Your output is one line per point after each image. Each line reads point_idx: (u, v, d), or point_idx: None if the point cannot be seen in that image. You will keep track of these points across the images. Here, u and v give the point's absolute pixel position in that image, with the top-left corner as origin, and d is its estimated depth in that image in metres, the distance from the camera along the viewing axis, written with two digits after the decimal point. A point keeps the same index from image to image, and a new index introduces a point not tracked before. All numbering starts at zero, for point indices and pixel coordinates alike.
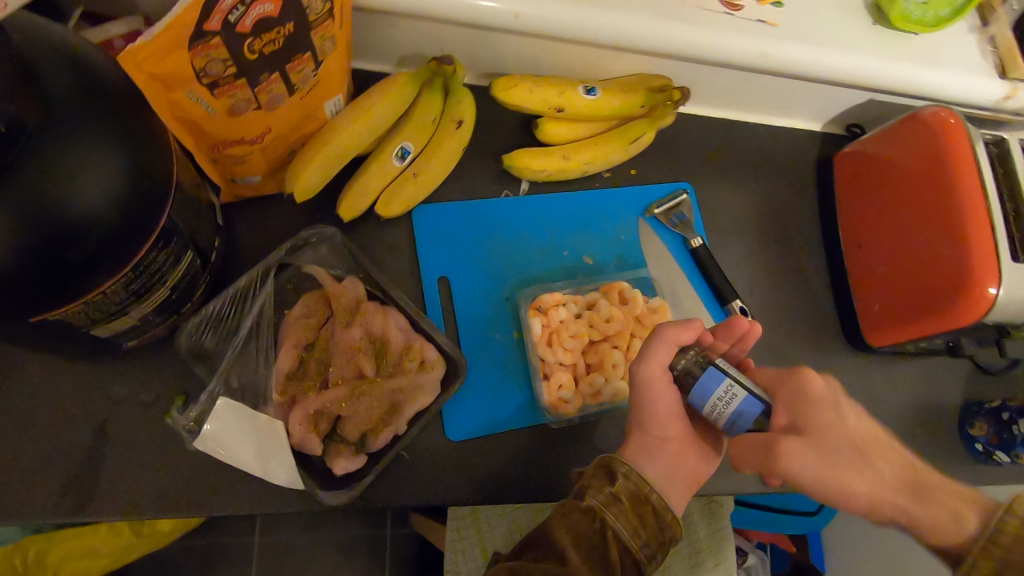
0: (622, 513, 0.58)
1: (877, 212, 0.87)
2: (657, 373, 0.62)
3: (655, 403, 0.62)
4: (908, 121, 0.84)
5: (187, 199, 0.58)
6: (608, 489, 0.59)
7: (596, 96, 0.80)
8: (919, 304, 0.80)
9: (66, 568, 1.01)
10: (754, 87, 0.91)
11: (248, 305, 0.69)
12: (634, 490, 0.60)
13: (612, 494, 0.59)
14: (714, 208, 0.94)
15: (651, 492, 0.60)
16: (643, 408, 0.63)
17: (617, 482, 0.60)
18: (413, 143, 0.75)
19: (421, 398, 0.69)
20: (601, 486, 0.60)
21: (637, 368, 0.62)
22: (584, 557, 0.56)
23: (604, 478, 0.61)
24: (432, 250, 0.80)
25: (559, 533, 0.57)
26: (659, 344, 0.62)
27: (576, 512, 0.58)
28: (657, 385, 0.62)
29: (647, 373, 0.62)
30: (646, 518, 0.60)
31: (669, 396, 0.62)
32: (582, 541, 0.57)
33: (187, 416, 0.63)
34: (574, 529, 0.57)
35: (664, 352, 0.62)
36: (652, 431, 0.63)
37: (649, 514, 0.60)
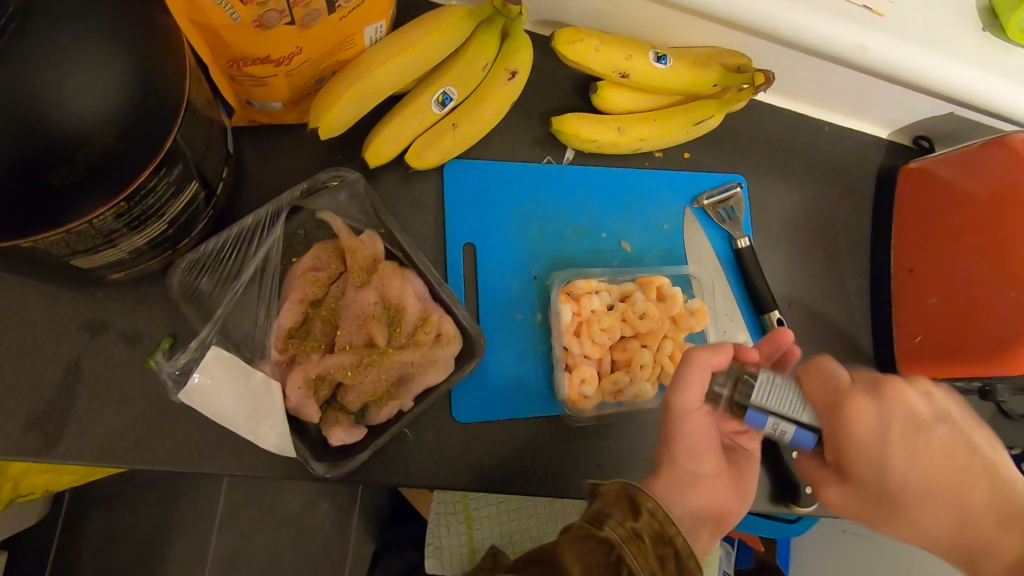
0: (642, 553, 0.51)
1: (939, 238, 0.81)
2: (693, 404, 0.59)
3: (690, 435, 0.59)
4: (986, 145, 0.77)
5: (197, 121, 0.49)
6: (630, 523, 0.52)
7: (666, 66, 0.71)
8: (968, 344, 0.75)
9: (27, 481, 0.91)
10: (832, 80, 0.82)
11: (252, 248, 0.61)
12: (657, 529, 0.53)
13: (633, 529, 0.52)
14: (764, 206, 0.87)
15: (674, 532, 0.53)
16: (674, 440, 0.60)
17: (640, 516, 0.53)
18: (456, 89, 0.67)
19: (433, 374, 0.63)
20: (622, 518, 0.53)
21: (671, 397, 0.59)
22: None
23: (626, 509, 0.54)
24: (461, 212, 0.72)
25: (568, 563, 0.50)
26: (693, 372, 0.58)
27: (590, 540, 0.51)
28: (691, 415, 0.59)
29: (683, 402, 0.58)
30: (666, 564, 0.52)
31: (702, 427, 0.60)
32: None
33: (175, 364, 0.56)
34: (586, 559, 0.50)
35: (700, 381, 0.58)
36: (682, 463, 0.59)
37: (671, 561, 0.52)
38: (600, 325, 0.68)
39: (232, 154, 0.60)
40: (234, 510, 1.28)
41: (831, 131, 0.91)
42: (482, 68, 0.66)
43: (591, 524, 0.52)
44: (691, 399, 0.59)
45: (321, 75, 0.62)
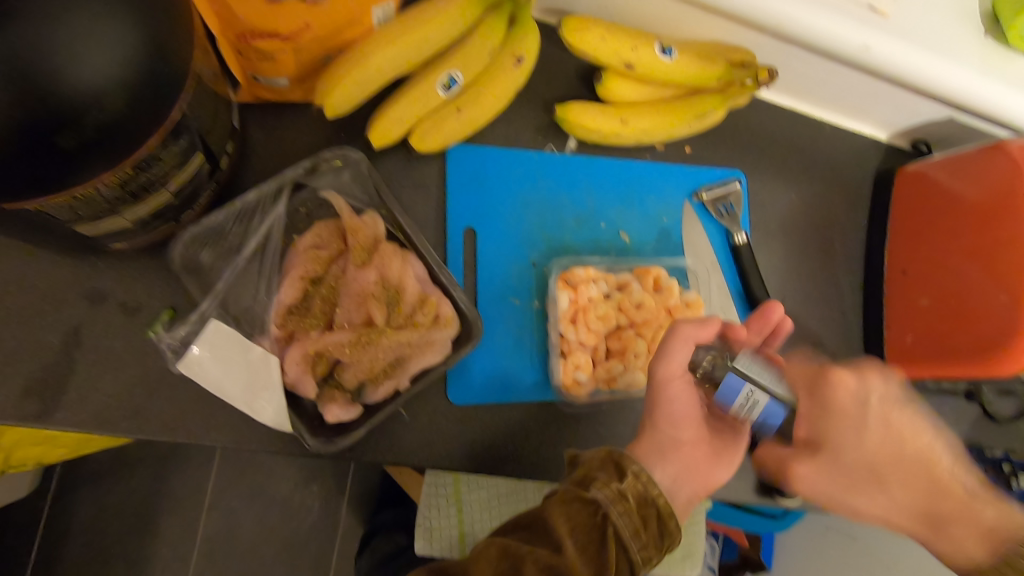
0: (627, 512, 0.54)
1: (933, 242, 0.82)
2: (675, 371, 0.61)
3: (673, 401, 0.61)
4: (982, 150, 0.78)
5: (204, 93, 0.49)
6: (615, 485, 0.55)
7: (671, 59, 0.72)
8: (957, 345, 0.77)
9: (19, 453, 0.91)
10: (835, 80, 0.83)
11: (254, 224, 0.62)
12: (642, 490, 0.56)
13: (618, 490, 0.55)
14: (762, 203, 0.88)
15: (657, 495, 0.56)
16: (658, 407, 0.61)
17: (626, 479, 0.56)
18: (463, 73, 0.66)
19: (429, 355, 0.64)
20: (608, 480, 0.56)
21: (658, 364, 0.61)
22: (580, 551, 0.52)
23: (612, 472, 0.57)
24: (463, 197, 0.72)
25: (558, 522, 0.53)
26: (679, 340, 0.60)
27: (578, 501, 0.54)
28: (673, 383, 0.61)
29: (666, 372, 0.60)
30: (649, 522, 0.56)
31: (684, 396, 0.61)
32: (580, 533, 0.53)
33: (174, 335, 0.57)
34: (573, 518, 0.54)
35: (685, 350, 0.60)
36: (662, 430, 0.61)
37: (654, 518, 0.56)
38: (596, 313, 0.69)
39: (237, 129, 0.60)
40: (225, 489, 1.28)
41: (831, 131, 0.92)
42: (490, 53, 0.66)
43: (579, 487, 0.55)
44: (675, 368, 0.61)
45: (329, 53, 0.62)
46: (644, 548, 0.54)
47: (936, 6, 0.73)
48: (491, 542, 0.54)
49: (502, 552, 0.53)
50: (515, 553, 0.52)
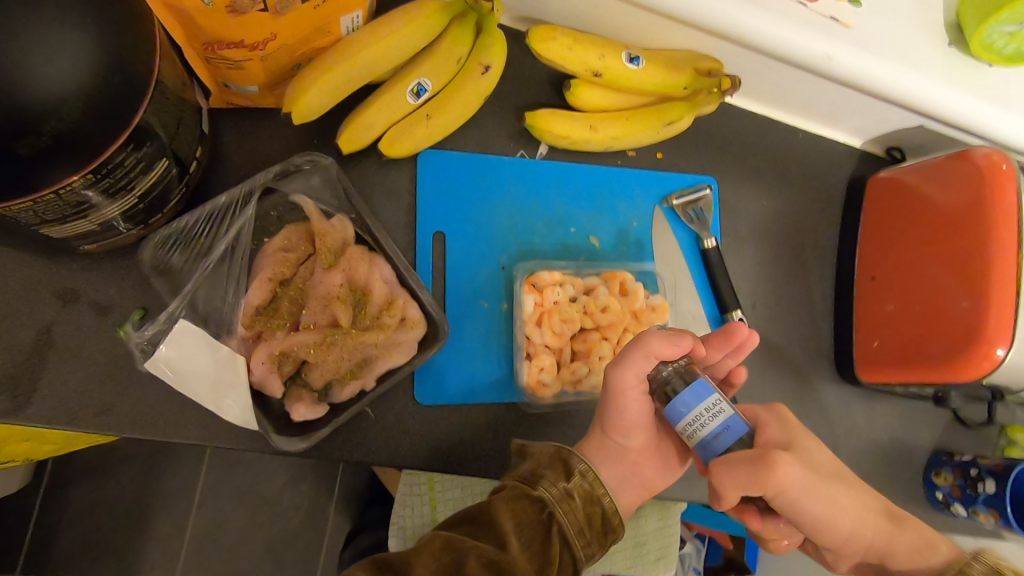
0: (571, 510, 0.57)
1: (900, 249, 0.83)
2: (631, 382, 0.60)
3: (626, 410, 0.61)
4: (949, 158, 0.80)
5: (168, 100, 0.51)
6: (562, 483, 0.58)
7: (638, 67, 0.73)
8: (921, 351, 0.78)
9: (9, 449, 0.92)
10: (805, 88, 0.84)
11: (223, 226, 0.63)
12: (587, 489, 0.59)
13: (565, 489, 0.58)
14: (734, 209, 0.89)
15: (602, 493, 0.59)
16: (611, 415, 0.61)
17: (572, 478, 0.59)
18: (431, 81, 0.68)
19: (395, 356, 0.65)
20: (555, 478, 0.58)
21: (613, 374, 0.59)
22: (524, 546, 0.54)
23: (559, 470, 0.59)
24: (433, 201, 0.74)
25: (505, 519, 0.55)
26: (639, 355, 0.58)
27: (524, 499, 0.56)
28: (628, 393, 0.60)
29: (621, 381, 0.59)
30: (593, 519, 0.58)
31: (638, 405, 0.61)
32: (526, 529, 0.55)
33: (143, 334, 0.58)
34: (520, 515, 0.55)
35: (643, 364, 0.59)
36: (612, 436, 0.63)
37: (597, 516, 0.59)
38: (561, 316, 0.70)
39: (207, 135, 0.62)
40: (214, 487, 1.30)
41: (805, 138, 0.93)
42: (458, 60, 0.68)
43: (526, 484, 0.57)
44: (630, 378, 0.60)
45: (297, 61, 0.63)
46: (587, 544, 0.58)
47: (900, 17, 0.75)
48: (435, 534, 0.55)
49: (445, 544, 0.53)
50: (457, 545, 0.53)
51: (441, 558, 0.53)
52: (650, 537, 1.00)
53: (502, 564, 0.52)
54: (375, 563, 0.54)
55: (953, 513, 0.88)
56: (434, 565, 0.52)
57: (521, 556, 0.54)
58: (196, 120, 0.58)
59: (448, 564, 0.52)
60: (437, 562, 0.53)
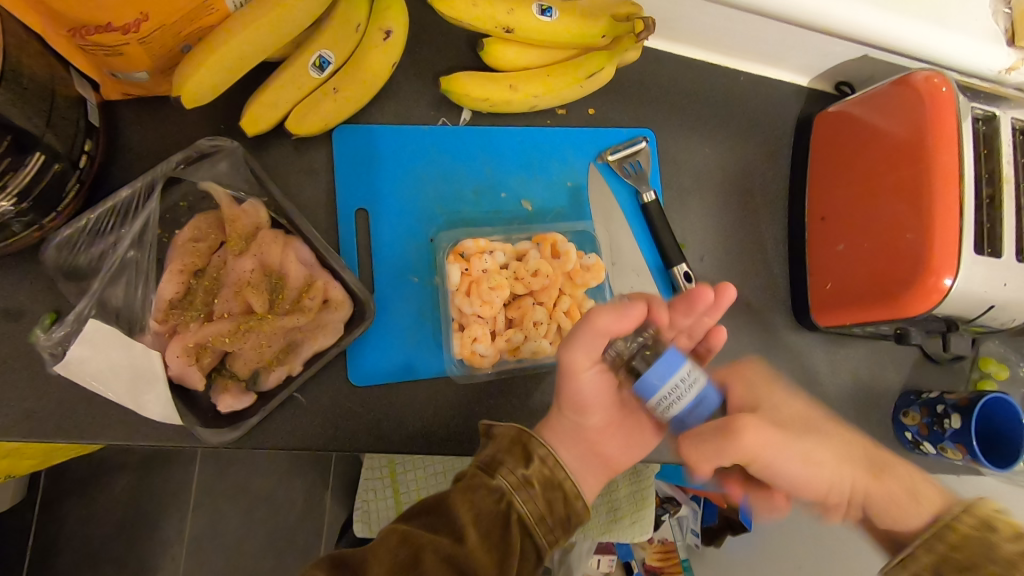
0: (530, 498, 0.53)
1: (846, 187, 0.80)
2: (583, 362, 0.57)
3: (580, 392, 0.58)
4: (893, 84, 0.76)
5: (32, 89, 0.49)
6: (521, 470, 0.54)
7: (552, 19, 0.70)
8: (870, 288, 0.75)
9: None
10: (737, 27, 0.80)
11: (127, 222, 0.62)
12: (547, 475, 0.55)
13: (523, 476, 0.54)
14: (677, 161, 0.87)
15: (564, 477, 0.56)
16: (564, 398, 0.59)
17: (531, 464, 0.55)
18: (333, 52, 0.65)
19: (321, 338, 0.64)
20: (514, 466, 0.55)
21: (563, 355, 0.57)
22: (483, 539, 0.51)
23: (519, 456, 0.56)
24: (353, 178, 0.72)
25: (462, 511, 0.51)
26: (591, 335, 0.55)
27: (482, 488, 0.53)
28: (584, 374, 0.57)
29: (572, 362, 0.56)
30: (555, 505, 0.55)
31: (593, 385, 0.59)
32: (483, 520, 0.52)
33: (51, 338, 0.57)
34: (477, 504, 0.52)
35: (594, 343, 0.56)
36: (569, 416, 0.60)
37: (560, 503, 0.55)
38: (488, 284, 0.68)
39: (99, 128, 0.60)
40: (207, 490, 1.31)
41: (747, 81, 0.90)
42: (357, 28, 0.65)
43: (484, 473, 0.54)
44: (582, 359, 0.57)
45: (184, 42, 0.60)
46: (550, 531, 0.54)
47: None
48: (392, 529, 0.51)
49: (403, 539, 0.50)
50: (414, 540, 0.50)
51: (398, 554, 0.49)
52: (623, 502, 0.99)
53: (457, 557, 0.49)
54: (335, 559, 0.51)
55: (922, 452, 0.85)
56: (391, 561, 0.49)
57: (478, 545, 0.50)
58: (77, 112, 0.56)
59: (403, 561, 0.49)
60: (394, 559, 0.49)
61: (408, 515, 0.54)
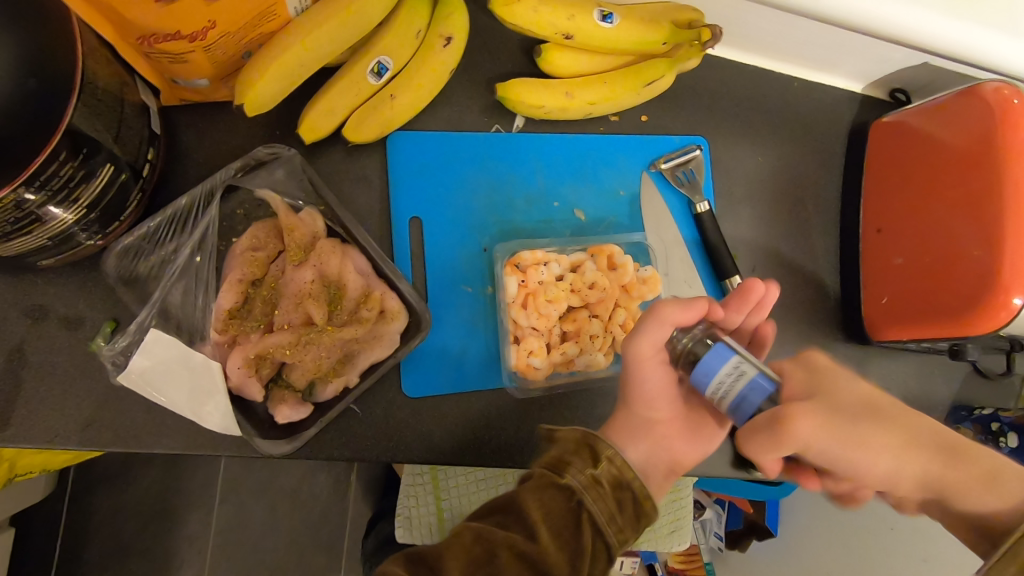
0: (601, 498, 0.52)
1: (906, 199, 0.78)
2: (648, 351, 0.56)
3: (648, 381, 0.57)
4: (958, 95, 0.74)
5: (104, 100, 0.48)
6: (590, 470, 0.52)
7: (613, 25, 0.68)
8: (933, 306, 0.73)
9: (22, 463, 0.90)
10: (796, 33, 0.78)
11: (186, 231, 0.61)
12: (616, 474, 0.53)
13: (593, 476, 0.52)
14: (728, 169, 0.85)
15: (634, 479, 0.54)
16: (632, 387, 0.58)
17: (600, 464, 0.53)
18: (392, 59, 0.64)
19: (378, 349, 0.63)
20: (582, 465, 0.53)
21: (629, 345, 0.56)
22: (553, 537, 0.50)
23: (586, 456, 0.53)
24: (406, 186, 0.71)
25: (530, 507, 0.51)
26: (652, 322, 0.55)
27: (552, 487, 0.51)
28: (647, 364, 0.56)
29: (638, 350, 0.55)
30: (625, 504, 0.53)
31: (658, 375, 0.57)
32: (554, 517, 0.50)
33: (114, 347, 0.57)
34: (548, 505, 0.51)
35: (661, 332, 0.55)
36: (639, 412, 0.58)
37: (630, 502, 0.53)
38: (546, 296, 0.67)
39: (160, 135, 0.59)
40: (235, 487, 1.31)
41: (800, 87, 0.88)
42: (418, 34, 0.65)
43: (551, 471, 0.52)
44: (648, 348, 0.56)
45: (245, 48, 0.59)
46: (620, 530, 0.52)
47: None
48: (462, 528, 0.51)
49: (476, 536, 0.50)
50: (488, 537, 0.50)
51: (472, 549, 0.50)
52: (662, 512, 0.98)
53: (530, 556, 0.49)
54: (408, 557, 0.51)
55: None
56: (465, 557, 0.49)
57: (551, 543, 0.50)
58: (142, 120, 0.55)
59: (479, 554, 0.49)
60: (470, 553, 0.50)
61: (479, 515, 0.54)
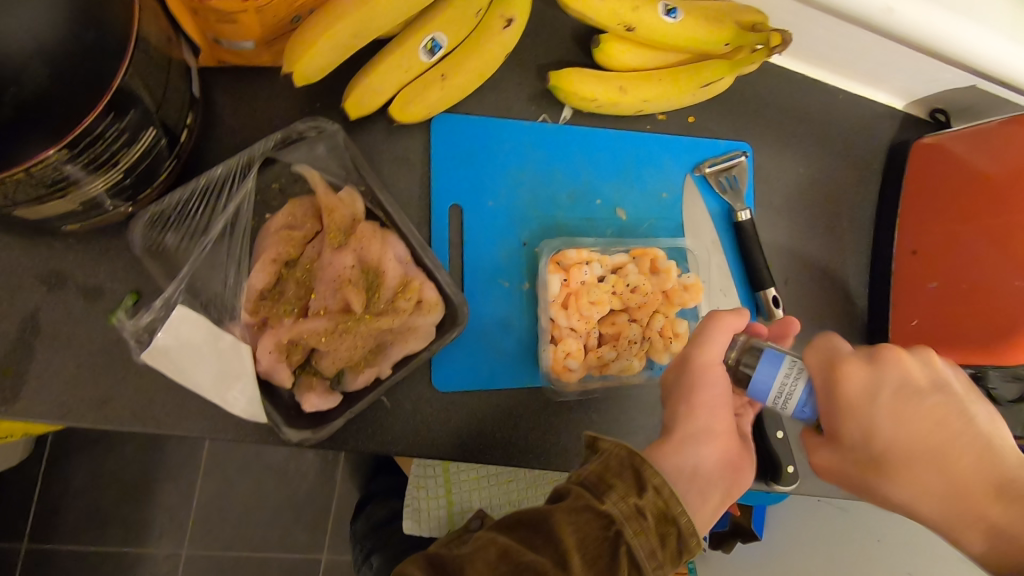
0: (642, 532, 0.46)
1: (944, 222, 0.77)
2: (714, 359, 0.53)
3: (711, 388, 0.53)
4: (1004, 122, 0.73)
5: (152, 59, 0.45)
6: (634, 499, 0.46)
7: (675, 21, 0.65)
8: (969, 334, 0.73)
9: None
10: (852, 45, 0.76)
11: (219, 203, 0.57)
12: (662, 508, 0.47)
13: (636, 507, 0.46)
14: (768, 178, 0.83)
15: (679, 512, 0.47)
16: (693, 396, 0.53)
17: (645, 494, 0.47)
18: (447, 36, 0.61)
19: (412, 341, 0.60)
20: (625, 492, 0.47)
21: (696, 351, 0.53)
22: (588, 565, 0.44)
23: (630, 482, 0.47)
24: (448, 172, 0.68)
25: (566, 533, 0.45)
26: (720, 327, 0.53)
27: (589, 512, 0.45)
28: (715, 372, 0.53)
29: (707, 355, 0.53)
30: (666, 541, 0.47)
31: (722, 389, 0.53)
32: (589, 546, 0.45)
33: (136, 323, 0.53)
34: (585, 531, 0.45)
35: (726, 338, 0.53)
36: (699, 424, 0.52)
37: (671, 539, 0.47)
38: (589, 298, 0.65)
39: (199, 100, 0.55)
40: None
41: (846, 100, 0.86)
42: (478, 13, 0.60)
43: (590, 494, 0.47)
44: (714, 355, 0.53)
45: (296, 13, 0.56)
46: (660, 566, 0.46)
47: None
48: (490, 540, 0.46)
49: (502, 553, 0.45)
50: (518, 558, 0.44)
51: (498, 568, 0.44)
52: None
53: None
54: (431, 561, 0.47)
55: None
56: (490, 575, 0.44)
57: (584, 574, 0.44)
58: (186, 83, 0.51)
59: (508, 574, 0.44)
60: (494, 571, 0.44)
61: (508, 524, 0.48)
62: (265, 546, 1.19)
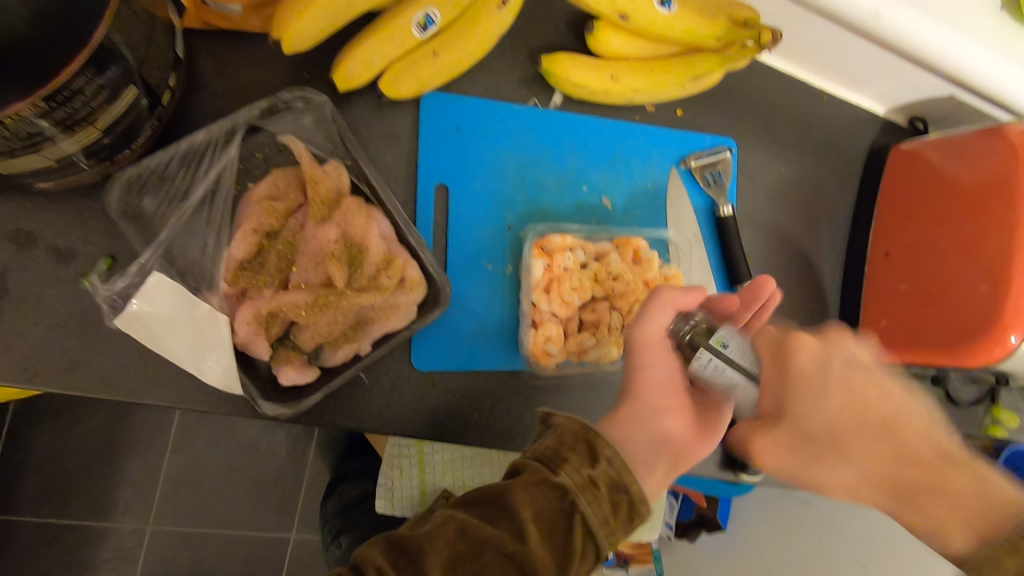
0: (596, 500, 0.45)
1: (917, 227, 0.80)
2: (653, 336, 0.53)
3: (652, 368, 0.53)
4: (979, 133, 0.75)
5: (135, 15, 0.44)
6: (587, 470, 0.46)
7: (669, 12, 0.65)
8: (933, 335, 0.75)
9: None
10: (839, 48, 0.77)
11: (201, 168, 0.57)
12: (614, 476, 0.47)
13: (589, 476, 0.46)
14: (752, 174, 0.85)
15: (633, 481, 0.47)
16: (632, 376, 0.53)
17: (597, 464, 0.46)
18: (439, 12, 0.59)
19: (393, 319, 0.60)
20: (579, 463, 0.46)
21: (635, 326, 0.54)
22: (542, 533, 0.44)
23: (584, 454, 0.47)
24: (436, 150, 0.68)
25: (523, 507, 0.44)
26: (656, 304, 0.53)
27: (544, 484, 0.45)
28: (653, 349, 0.53)
29: (642, 333, 0.53)
30: (619, 508, 0.47)
31: (665, 368, 0.53)
32: (545, 519, 0.44)
33: (111, 287, 0.52)
34: (540, 503, 0.44)
35: (665, 314, 0.53)
36: (643, 403, 0.52)
37: (625, 505, 0.47)
38: (570, 284, 0.66)
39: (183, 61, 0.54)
40: None
41: (831, 102, 0.88)
42: None
43: (545, 467, 0.46)
44: (654, 330, 0.53)
45: None
46: (613, 533, 0.46)
47: None
48: (447, 517, 0.45)
49: (460, 529, 0.44)
50: (477, 533, 0.43)
51: (456, 544, 0.43)
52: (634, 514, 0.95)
53: (520, 557, 0.43)
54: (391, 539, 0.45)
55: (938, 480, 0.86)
56: (449, 552, 0.43)
57: (540, 542, 0.44)
58: (171, 43, 0.50)
59: (464, 551, 0.43)
60: (453, 549, 0.43)
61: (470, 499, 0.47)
62: (232, 522, 1.17)
